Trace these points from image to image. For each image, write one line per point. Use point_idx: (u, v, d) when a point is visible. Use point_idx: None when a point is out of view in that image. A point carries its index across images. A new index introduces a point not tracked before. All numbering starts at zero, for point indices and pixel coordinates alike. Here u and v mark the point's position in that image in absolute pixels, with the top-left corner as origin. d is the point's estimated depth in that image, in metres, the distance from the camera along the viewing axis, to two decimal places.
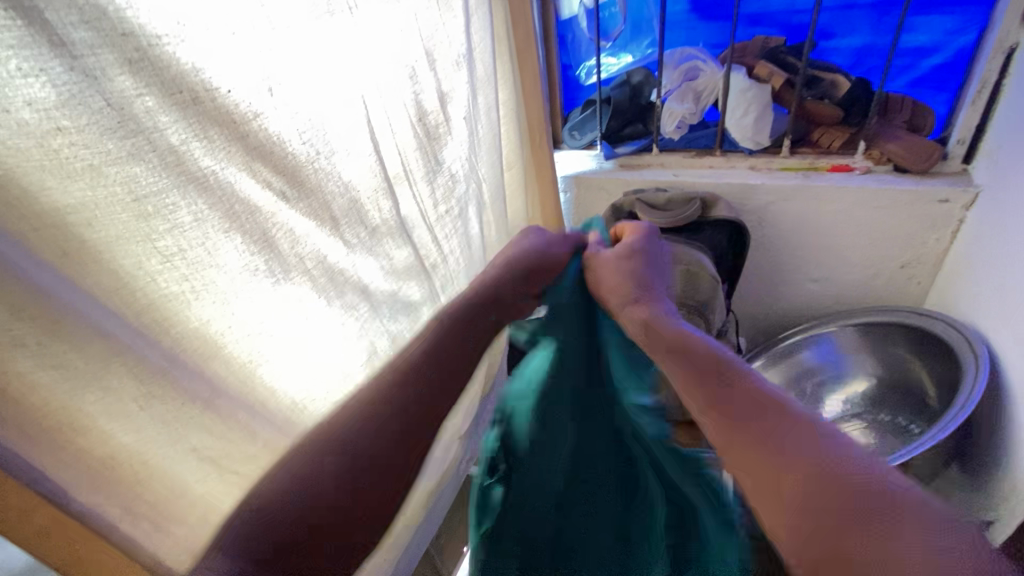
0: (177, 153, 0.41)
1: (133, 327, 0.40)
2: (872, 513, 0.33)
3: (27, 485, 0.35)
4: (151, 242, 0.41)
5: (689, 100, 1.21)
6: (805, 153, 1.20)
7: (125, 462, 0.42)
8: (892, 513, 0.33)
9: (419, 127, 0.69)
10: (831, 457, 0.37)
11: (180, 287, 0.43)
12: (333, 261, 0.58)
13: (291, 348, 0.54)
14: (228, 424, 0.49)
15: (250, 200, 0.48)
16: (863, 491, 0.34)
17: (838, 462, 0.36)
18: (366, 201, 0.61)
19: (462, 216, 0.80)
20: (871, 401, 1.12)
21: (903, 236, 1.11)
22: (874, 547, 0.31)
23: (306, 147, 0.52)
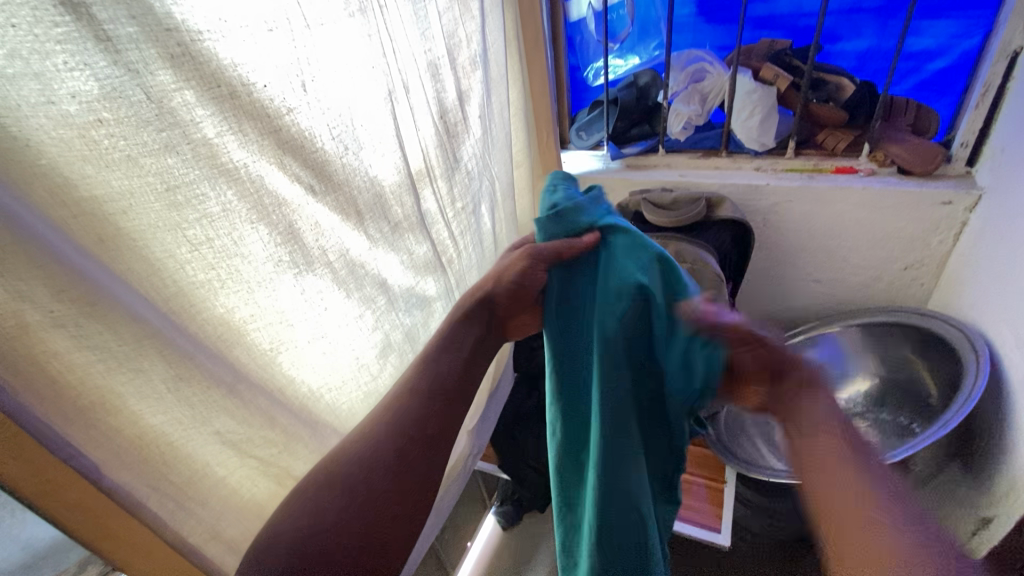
0: (211, 146, 0.43)
1: (163, 312, 0.42)
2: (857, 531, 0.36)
3: (63, 460, 0.37)
4: (182, 231, 0.42)
5: (696, 102, 1.23)
6: (809, 154, 1.22)
7: (153, 442, 0.44)
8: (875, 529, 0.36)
9: (440, 125, 0.71)
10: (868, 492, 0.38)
11: (207, 275, 0.45)
12: (355, 255, 0.59)
13: (311, 338, 0.56)
14: (251, 410, 0.51)
15: (279, 193, 0.49)
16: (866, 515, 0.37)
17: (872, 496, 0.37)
18: (391, 196, 0.63)
19: (475, 213, 0.82)
20: (874, 401, 1.14)
21: (906, 238, 1.12)
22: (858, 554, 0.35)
23: (335, 143, 0.54)
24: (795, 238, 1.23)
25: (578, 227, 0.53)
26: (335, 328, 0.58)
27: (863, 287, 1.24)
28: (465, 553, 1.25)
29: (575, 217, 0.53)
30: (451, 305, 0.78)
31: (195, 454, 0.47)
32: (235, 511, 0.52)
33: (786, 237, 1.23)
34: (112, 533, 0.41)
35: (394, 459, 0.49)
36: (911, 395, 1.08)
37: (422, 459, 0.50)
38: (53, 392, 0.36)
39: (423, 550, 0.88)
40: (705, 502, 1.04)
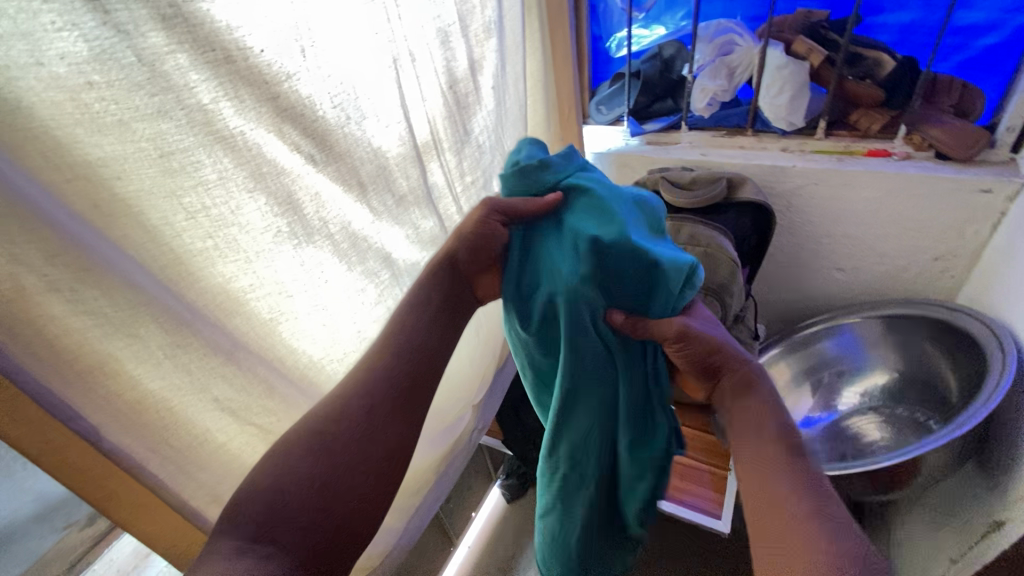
0: (206, 112, 0.42)
1: (159, 279, 0.42)
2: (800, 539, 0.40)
3: (62, 422, 0.38)
4: (177, 198, 0.42)
5: (722, 77, 1.18)
6: (840, 136, 1.17)
7: (154, 407, 0.45)
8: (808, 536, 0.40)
9: (450, 95, 0.68)
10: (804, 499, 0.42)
11: (204, 243, 0.45)
12: (357, 229, 0.59)
13: (311, 310, 0.56)
14: (249, 377, 0.51)
15: (277, 162, 0.49)
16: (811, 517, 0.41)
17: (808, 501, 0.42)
18: (395, 168, 0.62)
19: (485, 188, 0.80)
20: (890, 395, 1.12)
21: (938, 227, 1.07)
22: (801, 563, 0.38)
23: (336, 112, 0.53)
24: (820, 223, 1.18)
25: (539, 186, 0.55)
26: (336, 300, 0.58)
27: (888, 276, 1.19)
28: (469, 523, 1.28)
29: (538, 176, 0.55)
30: None
31: (195, 419, 0.48)
32: (236, 476, 0.54)
33: (810, 222, 1.19)
34: (116, 493, 0.43)
35: (362, 431, 0.47)
36: (929, 391, 1.06)
37: (398, 424, 0.49)
38: (51, 355, 0.37)
39: (426, 519, 0.90)
40: (708, 489, 1.02)
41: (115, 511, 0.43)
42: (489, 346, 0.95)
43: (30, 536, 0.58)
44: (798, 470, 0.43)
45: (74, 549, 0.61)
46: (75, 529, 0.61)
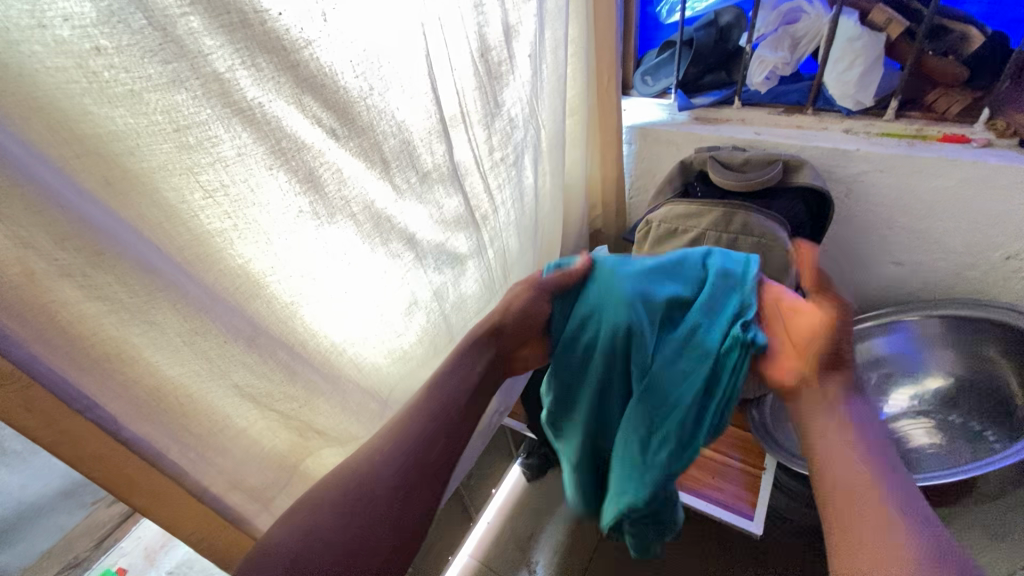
0: (222, 82, 0.38)
1: (176, 262, 0.40)
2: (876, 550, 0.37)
3: (79, 411, 0.36)
4: (194, 175, 0.39)
5: (784, 48, 1.09)
6: (913, 118, 1.07)
7: (172, 394, 0.43)
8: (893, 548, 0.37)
9: (481, 65, 0.62)
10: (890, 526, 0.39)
11: (222, 223, 0.42)
12: (380, 208, 0.54)
13: (331, 292, 0.53)
14: (269, 363, 0.49)
15: (298, 137, 0.45)
16: None
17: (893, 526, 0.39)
18: (419, 143, 0.57)
19: (517, 165, 0.74)
20: (943, 401, 1.04)
21: (1017, 225, 0.97)
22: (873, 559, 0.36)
23: (359, 82, 0.48)
24: (881, 214, 1.09)
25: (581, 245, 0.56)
26: (358, 282, 0.55)
27: (952, 275, 1.09)
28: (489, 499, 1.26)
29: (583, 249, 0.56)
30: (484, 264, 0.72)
31: (213, 405, 0.46)
32: (257, 462, 0.52)
33: (872, 211, 1.09)
34: (137, 480, 0.41)
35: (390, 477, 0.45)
36: (991, 401, 0.99)
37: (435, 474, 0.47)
38: (66, 341, 0.35)
39: (442, 500, 0.89)
40: (739, 488, 0.99)
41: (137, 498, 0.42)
42: None
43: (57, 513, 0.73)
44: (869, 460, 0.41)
45: (102, 526, 0.77)
46: (100, 506, 0.78)
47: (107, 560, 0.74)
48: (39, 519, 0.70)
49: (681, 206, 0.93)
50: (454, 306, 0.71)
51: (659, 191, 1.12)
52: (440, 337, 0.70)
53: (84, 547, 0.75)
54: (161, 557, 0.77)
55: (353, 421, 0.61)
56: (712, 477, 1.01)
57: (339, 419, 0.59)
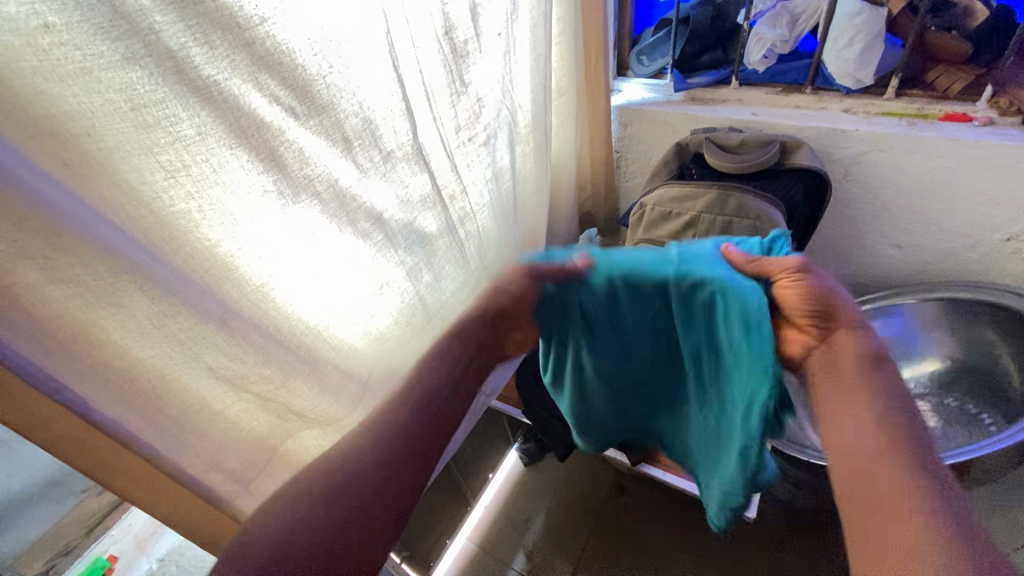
0: (177, 59, 0.38)
1: (141, 244, 0.40)
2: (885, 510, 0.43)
3: (48, 394, 0.37)
4: (154, 155, 0.38)
5: (783, 25, 1.05)
6: (913, 96, 1.05)
7: (143, 375, 0.43)
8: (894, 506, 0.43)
9: (446, 44, 0.61)
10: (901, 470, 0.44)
11: (187, 204, 0.41)
12: (345, 186, 0.54)
13: (302, 274, 0.53)
14: (244, 345, 0.49)
15: (258, 116, 0.44)
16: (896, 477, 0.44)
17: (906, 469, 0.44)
18: (382, 122, 0.56)
19: (489, 145, 0.73)
20: (939, 385, 1.04)
21: (1016, 204, 0.95)
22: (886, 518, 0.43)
23: (317, 60, 0.47)
24: (878, 195, 1.07)
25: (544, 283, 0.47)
26: (328, 263, 0.55)
27: (950, 256, 1.08)
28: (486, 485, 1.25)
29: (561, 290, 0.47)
30: (455, 244, 0.71)
31: (187, 387, 0.47)
32: (236, 443, 0.53)
33: (869, 192, 1.08)
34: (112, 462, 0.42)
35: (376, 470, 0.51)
36: (987, 385, 0.99)
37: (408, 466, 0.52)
38: (31, 324, 0.35)
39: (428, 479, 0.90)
40: None
41: (112, 481, 0.43)
42: None
43: (48, 500, 0.74)
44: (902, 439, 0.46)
45: (91, 514, 0.79)
46: (91, 493, 0.79)
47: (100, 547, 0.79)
48: (30, 507, 0.72)
49: (675, 188, 0.91)
50: (430, 289, 0.70)
51: (654, 174, 1.11)
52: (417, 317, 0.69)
53: (75, 534, 0.78)
54: (153, 543, 0.83)
55: (333, 403, 0.61)
56: None
57: (318, 400, 0.59)
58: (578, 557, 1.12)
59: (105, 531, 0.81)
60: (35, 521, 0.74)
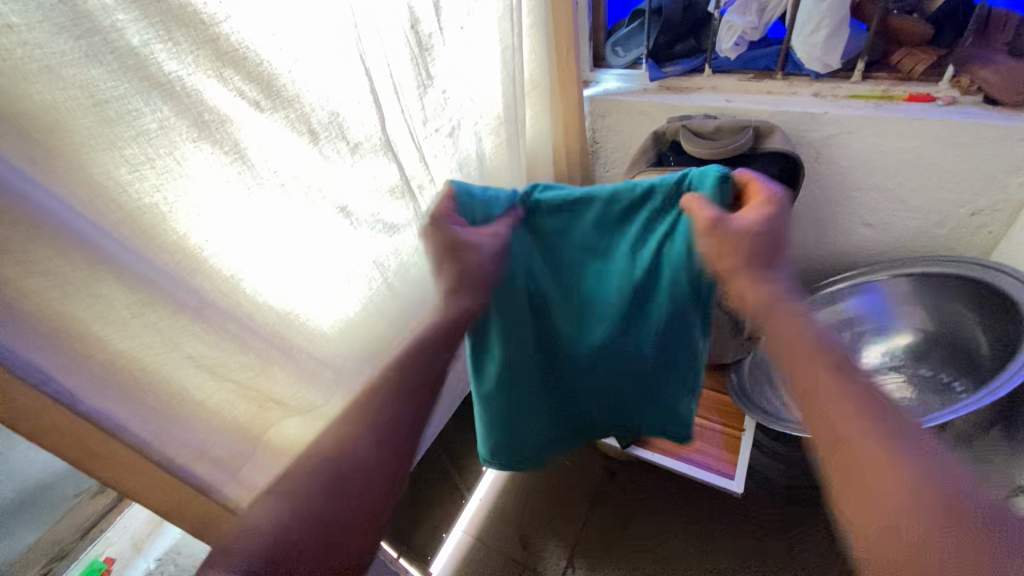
0: (139, 56, 0.39)
1: (111, 236, 0.41)
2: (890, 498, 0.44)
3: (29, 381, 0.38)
4: (118, 149, 0.40)
5: (752, 13, 1.08)
6: (880, 79, 1.08)
7: (127, 366, 0.45)
8: (903, 490, 0.44)
9: (411, 38, 0.63)
10: (895, 454, 0.45)
11: (152, 196, 0.43)
12: (311, 177, 0.55)
13: (270, 263, 0.54)
14: (220, 334, 0.51)
15: (220, 110, 0.45)
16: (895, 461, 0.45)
17: (898, 451, 0.45)
18: (349, 116, 0.57)
19: (454, 136, 0.75)
20: (913, 356, 1.07)
21: (978, 179, 0.99)
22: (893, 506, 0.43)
23: (281, 55, 0.49)
24: (849, 175, 1.10)
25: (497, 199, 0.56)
26: (297, 250, 0.57)
27: (919, 233, 1.11)
28: (480, 477, 1.25)
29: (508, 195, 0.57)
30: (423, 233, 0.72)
31: (171, 377, 0.48)
32: (220, 432, 0.54)
33: (840, 174, 1.10)
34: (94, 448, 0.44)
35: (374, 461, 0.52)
36: (957, 352, 1.01)
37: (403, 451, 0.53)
38: (13, 316, 0.37)
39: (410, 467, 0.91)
40: (719, 450, 1.03)
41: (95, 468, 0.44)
42: None
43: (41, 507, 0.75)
44: (885, 426, 0.47)
45: (85, 519, 0.79)
46: (84, 498, 0.80)
47: (95, 550, 0.78)
48: (22, 514, 0.73)
49: (653, 174, 0.94)
50: (399, 275, 0.71)
51: (632, 162, 1.13)
52: (387, 305, 0.71)
53: (69, 539, 0.77)
54: (149, 543, 0.82)
55: (310, 390, 0.63)
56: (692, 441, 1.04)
57: (296, 388, 0.61)
58: (574, 541, 1.12)
59: (100, 535, 0.80)
60: (27, 529, 0.74)
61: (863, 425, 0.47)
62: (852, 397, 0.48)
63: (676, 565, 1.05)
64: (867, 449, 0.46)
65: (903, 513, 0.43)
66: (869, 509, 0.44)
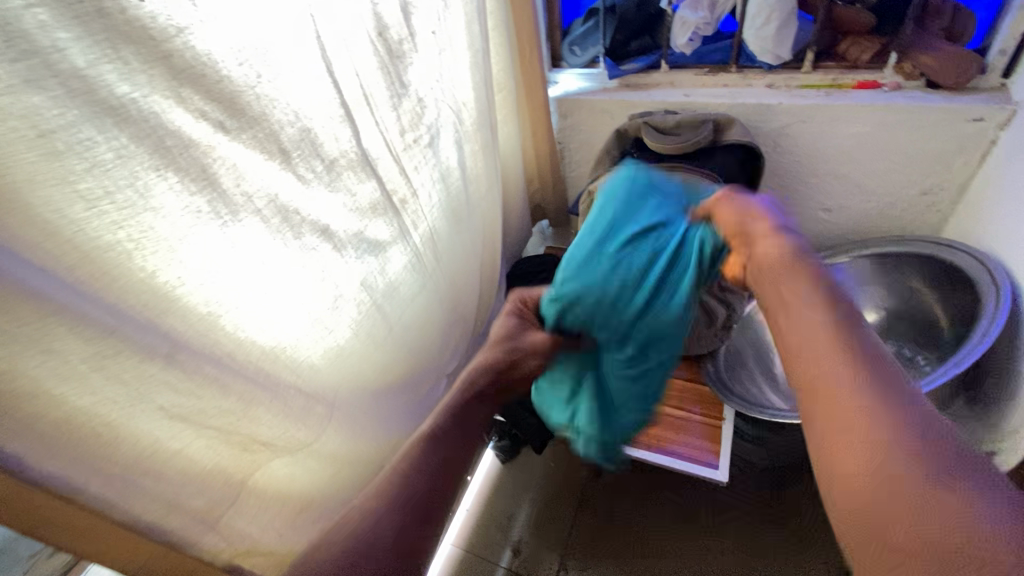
0: (86, 79, 0.35)
1: (67, 283, 0.36)
2: (875, 466, 0.32)
3: None
4: (71, 185, 0.35)
5: (704, 8, 1.09)
6: (829, 67, 1.12)
7: (88, 424, 0.40)
8: (901, 448, 0.32)
9: (380, 45, 0.60)
10: (888, 412, 0.33)
11: (115, 235, 0.38)
12: (286, 200, 0.52)
13: (251, 295, 0.50)
14: (196, 379, 0.46)
15: (183, 133, 0.42)
16: (896, 419, 0.33)
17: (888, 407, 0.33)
18: (322, 131, 0.54)
19: (433, 146, 0.72)
20: (880, 330, 1.10)
21: (927, 161, 1.04)
22: (881, 465, 0.32)
23: (244, 70, 0.45)
24: (806, 162, 1.13)
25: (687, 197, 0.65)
26: (278, 279, 0.53)
27: (875, 215, 1.16)
28: (467, 487, 1.22)
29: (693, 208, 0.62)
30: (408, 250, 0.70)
31: (141, 430, 0.44)
32: (199, 483, 0.49)
33: (799, 162, 1.14)
34: (56, 516, 0.39)
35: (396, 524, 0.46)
36: (920, 326, 1.04)
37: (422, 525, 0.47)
38: None
39: None
40: (702, 440, 1.02)
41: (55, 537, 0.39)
42: (459, 313, 0.90)
43: None
44: (885, 380, 0.35)
45: None
46: None
47: None
48: None
49: None
50: (385, 294, 0.68)
51: (598, 161, 1.13)
52: (378, 327, 0.68)
53: None
54: None
55: (299, 426, 0.58)
56: (674, 433, 1.03)
57: (283, 427, 0.56)
58: (566, 544, 1.11)
59: None
60: None
61: (845, 366, 0.36)
62: (846, 338, 0.38)
63: (666, 557, 1.06)
64: (846, 395, 0.35)
65: (887, 482, 0.31)
66: (850, 478, 0.33)
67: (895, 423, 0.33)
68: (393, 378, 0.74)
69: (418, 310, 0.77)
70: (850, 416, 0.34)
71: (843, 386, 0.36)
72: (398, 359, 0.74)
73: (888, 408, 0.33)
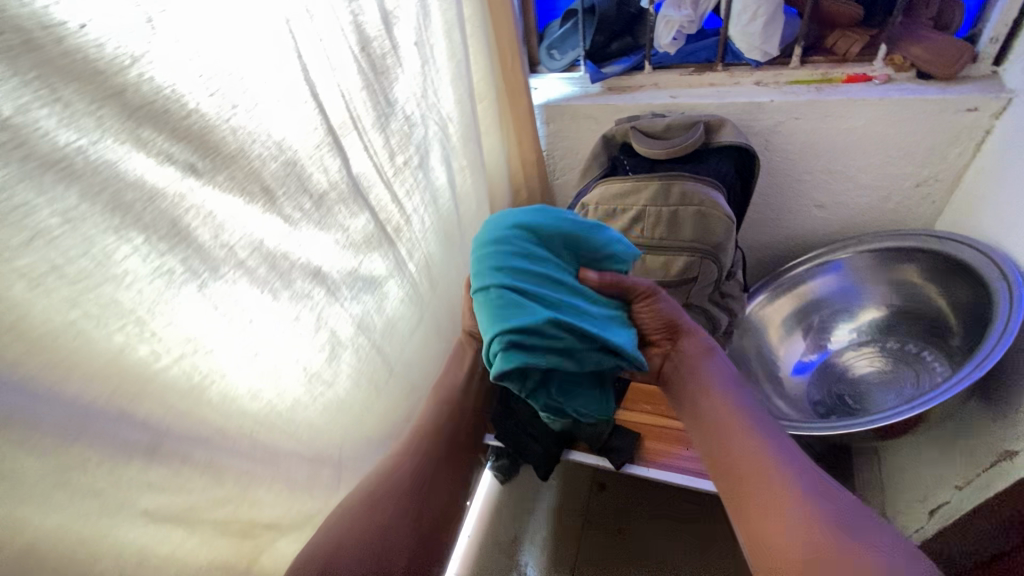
0: (16, 128, 0.28)
1: (17, 383, 0.29)
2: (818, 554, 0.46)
3: None
4: (8, 261, 0.28)
5: (687, 5, 1.05)
6: (817, 62, 1.08)
7: (59, 550, 0.32)
8: (836, 540, 0.47)
9: (363, 60, 0.53)
10: (816, 513, 0.49)
11: (71, 315, 0.31)
12: (273, 245, 0.45)
13: (239, 359, 0.43)
14: (183, 470, 0.39)
15: (145, 183, 0.34)
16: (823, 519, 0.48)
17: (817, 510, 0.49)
18: (308, 161, 0.47)
19: (424, 167, 0.66)
20: (881, 330, 1.07)
21: (922, 154, 1.01)
22: (822, 552, 0.46)
23: (216, 100, 0.38)
24: (800, 160, 1.10)
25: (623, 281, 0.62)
26: (271, 335, 0.46)
27: (870, 209, 1.14)
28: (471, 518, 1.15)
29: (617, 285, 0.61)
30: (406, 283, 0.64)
31: (123, 542, 0.36)
32: None
33: (794, 160, 1.10)
34: None
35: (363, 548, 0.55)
36: (924, 324, 1.01)
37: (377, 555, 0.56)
38: None
39: None
40: None
41: None
42: None
43: None
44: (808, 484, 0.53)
45: None
46: None
47: None
48: None
49: (615, 183, 0.90)
50: (385, 335, 0.62)
51: (586, 169, 1.07)
52: (379, 372, 0.61)
53: None
54: None
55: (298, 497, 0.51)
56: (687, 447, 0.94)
57: (283, 503, 0.49)
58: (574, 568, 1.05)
59: None
60: None
61: (780, 484, 0.53)
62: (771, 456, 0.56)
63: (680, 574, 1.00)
64: (786, 505, 0.51)
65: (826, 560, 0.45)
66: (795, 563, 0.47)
67: (824, 523, 0.48)
68: (396, 424, 0.67)
69: (416, 345, 0.70)
70: (790, 522, 0.50)
71: (781, 497, 0.52)
72: (399, 402, 0.68)
73: (816, 509, 0.50)
